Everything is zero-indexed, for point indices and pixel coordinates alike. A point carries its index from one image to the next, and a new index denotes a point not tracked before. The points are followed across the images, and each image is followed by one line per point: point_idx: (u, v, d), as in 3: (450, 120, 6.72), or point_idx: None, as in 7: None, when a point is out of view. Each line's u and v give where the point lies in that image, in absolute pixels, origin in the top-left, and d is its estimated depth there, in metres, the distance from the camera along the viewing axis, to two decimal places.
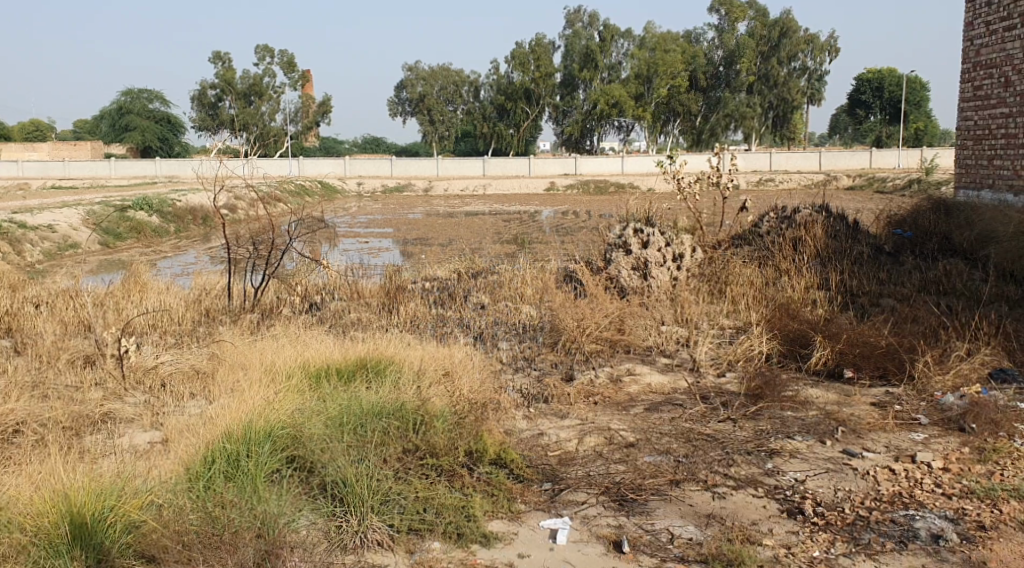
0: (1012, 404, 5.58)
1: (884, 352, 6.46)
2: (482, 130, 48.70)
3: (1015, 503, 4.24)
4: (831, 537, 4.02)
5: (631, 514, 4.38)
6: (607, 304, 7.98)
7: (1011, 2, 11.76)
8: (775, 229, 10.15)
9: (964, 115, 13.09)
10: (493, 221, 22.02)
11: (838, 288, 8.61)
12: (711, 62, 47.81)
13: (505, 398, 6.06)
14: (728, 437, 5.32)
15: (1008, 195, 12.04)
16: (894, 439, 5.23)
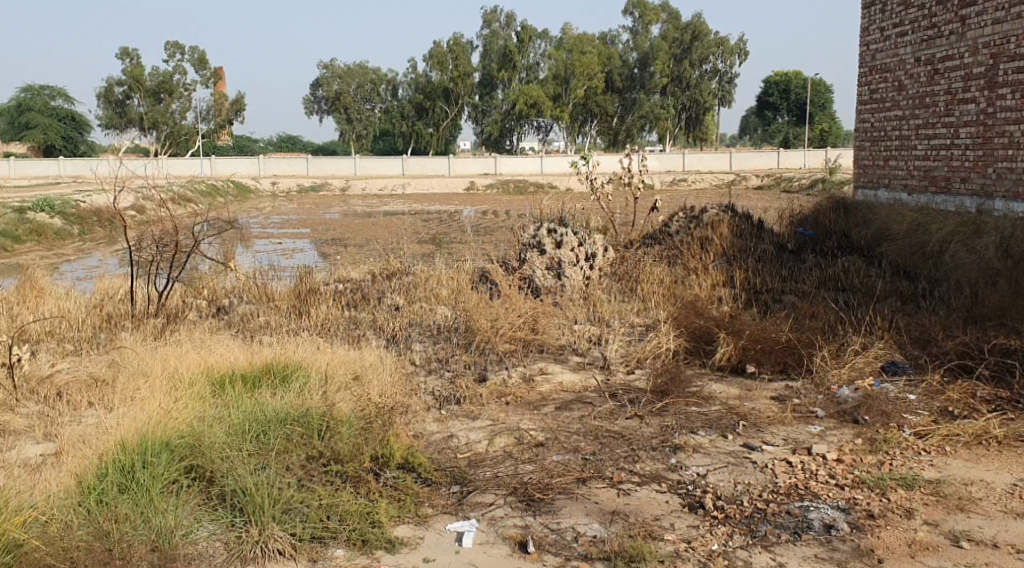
0: (902, 396, 5.82)
1: (784, 348, 6.67)
2: (400, 129, 48.34)
3: (903, 492, 4.42)
4: (729, 531, 4.12)
5: (538, 514, 4.40)
6: (519, 304, 8.01)
7: (902, 9, 12.29)
8: (684, 229, 10.37)
9: (862, 117, 13.61)
10: (412, 221, 21.92)
11: (743, 285, 8.84)
12: (627, 64, 48.53)
13: (415, 401, 6.02)
14: (634, 434, 5.41)
15: (903, 195, 12.53)
16: (792, 432, 5.40)
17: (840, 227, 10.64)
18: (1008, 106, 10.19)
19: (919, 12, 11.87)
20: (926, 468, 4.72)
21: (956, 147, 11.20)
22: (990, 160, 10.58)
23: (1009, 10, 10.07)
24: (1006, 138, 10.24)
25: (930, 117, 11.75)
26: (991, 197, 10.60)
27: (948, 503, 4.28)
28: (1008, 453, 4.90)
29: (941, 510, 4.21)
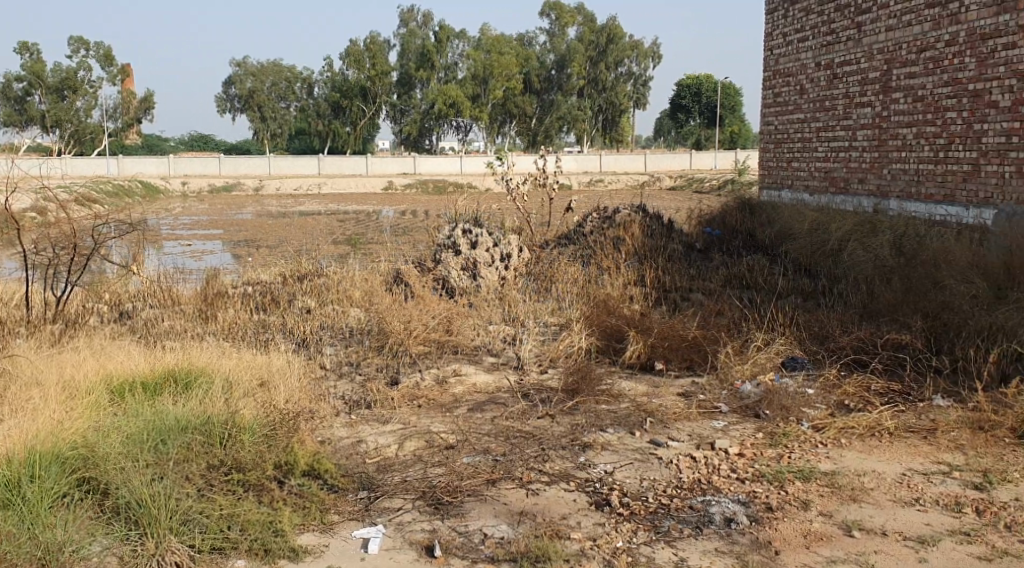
0: (801, 390, 6.02)
1: (691, 345, 6.81)
2: (316, 128, 47.62)
3: (800, 484, 4.55)
4: (634, 527, 4.18)
5: (446, 517, 4.38)
6: (433, 305, 7.96)
7: (802, 15, 12.70)
8: (597, 229, 10.50)
9: (767, 120, 14.01)
10: (328, 221, 21.60)
11: (653, 284, 8.99)
12: (544, 65, 48.85)
13: (324, 405, 5.92)
14: (545, 433, 5.44)
15: (805, 195, 12.96)
16: (697, 428, 5.51)
17: (746, 226, 10.93)
18: (901, 110, 10.62)
19: (819, 18, 12.29)
20: (822, 461, 4.88)
21: (854, 149, 11.63)
22: (884, 161, 11.02)
23: (901, 18, 10.50)
24: (900, 141, 10.68)
25: (830, 120, 12.17)
26: (886, 197, 11.05)
27: (841, 494, 4.43)
28: (898, 444, 5.11)
29: (835, 501, 4.36)
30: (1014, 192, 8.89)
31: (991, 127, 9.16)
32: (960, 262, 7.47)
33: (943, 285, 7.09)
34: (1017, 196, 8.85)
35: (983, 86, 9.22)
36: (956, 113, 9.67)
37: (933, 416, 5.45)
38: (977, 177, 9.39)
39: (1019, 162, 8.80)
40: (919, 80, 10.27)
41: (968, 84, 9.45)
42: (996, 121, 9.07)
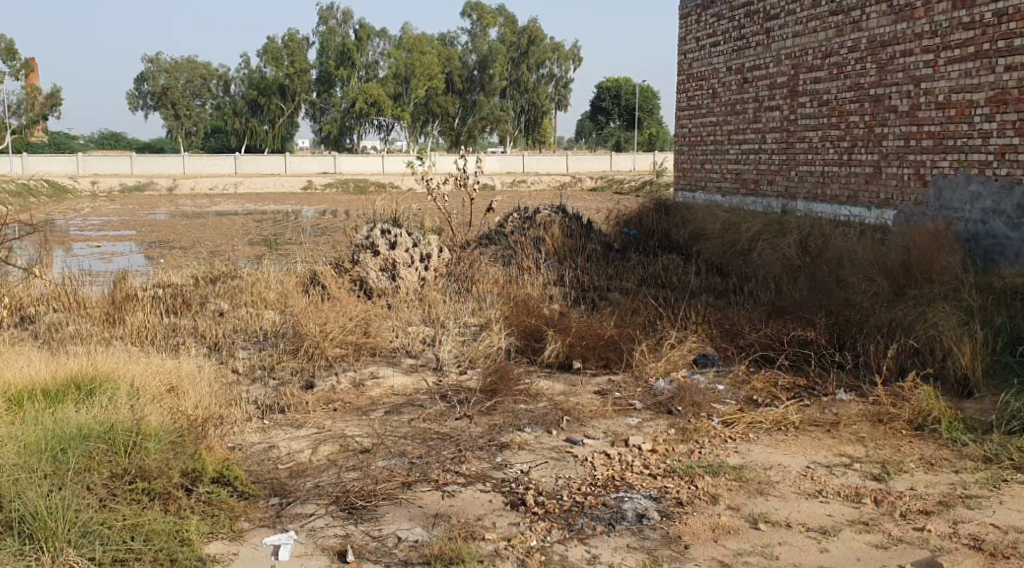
0: (712, 387, 6.16)
1: (608, 344, 6.89)
2: (233, 127, 46.56)
3: (709, 479, 4.66)
4: (548, 526, 4.21)
5: (359, 521, 4.33)
6: (351, 306, 7.86)
7: (714, 21, 13.01)
8: (517, 230, 10.54)
9: (681, 123, 14.29)
10: (245, 221, 21.14)
11: (571, 284, 9.07)
12: (466, 65, 48.81)
13: (236, 411, 5.79)
14: (461, 434, 5.44)
15: (719, 196, 13.25)
16: (612, 425, 5.59)
17: (662, 227, 11.12)
18: (807, 114, 10.97)
19: (730, 24, 12.59)
20: (731, 455, 5.00)
21: (764, 151, 11.95)
22: (792, 163, 11.35)
23: (807, 24, 10.85)
24: (807, 144, 11.02)
25: (741, 123, 12.47)
26: (794, 198, 11.38)
27: (749, 487, 4.55)
28: (803, 437, 5.27)
29: (743, 494, 4.47)
30: (912, 194, 9.26)
31: (890, 131, 9.53)
32: (862, 260, 7.75)
33: (846, 283, 7.34)
34: (915, 197, 9.23)
35: (883, 91, 9.58)
36: (859, 117, 10.03)
37: (836, 410, 5.65)
38: (879, 179, 9.75)
39: (916, 164, 9.18)
40: (823, 85, 10.62)
41: (869, 90, 9.82)
42: (896, 125, 9.43)
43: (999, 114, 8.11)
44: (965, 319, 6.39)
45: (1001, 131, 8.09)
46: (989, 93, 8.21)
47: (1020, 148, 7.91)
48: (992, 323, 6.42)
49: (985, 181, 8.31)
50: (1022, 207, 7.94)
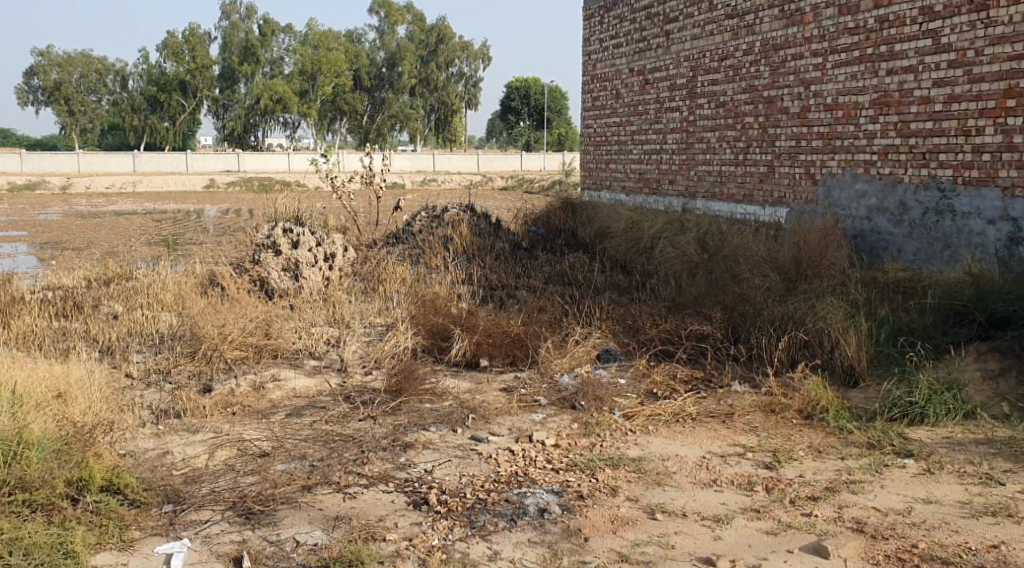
0: (615, 381, 6.26)
1: (513, 341, 6.93)
2: (131, 123, 44.80)
3: (610, 471, 4.74)
4: (450, 524, 4.20)
5: (257, 526, 4.23)
6: (251, 306, 7.66)
7: (617, 22, 13.24)
8: (425, 229, 10.49)
9: (587, 124, 14.47)
10: (143, 221, 20.36)
11: (479, 282, 9.07)
12: (374, 62, 48.16)
13: (129, 416, 5.59)
14: (365, 435, 5.37)
15: (623, 196, 13.46)
16: (516, 422, 5.62)
17: (568, 225, 11.23)
18: (705, 115, 11.26)
19: (631, 26, 12.83)
20: (631, 448, 5.09)
21: (664, 151, 12.20)
22: (691, 163, 11.64)
23: (704, 28, 11.13)
24: (705, 144, 11.30)
25: (643, 124, 12.72)
26: (694, 197, 11.67)
27: (647, 479, 4.64)
28: (701, 428, 5.40)
29: (641, 486, 4.55)
30: (804, 193, 9.61)
31: (783, 132, 9.87)
32: (757, 256, 8.00)
33: (742, 278, 7.57)
34: (806, 195, 9.58)
35: (776, 93, 9.92)
36: (753, 119, 10.35)
37: (732, 401, 5.82)
38: (772, 179, 10.08)
39: (807, 164, 9.53)
40: (720, 87, 10.93)
41: (763, 92, 10.14)
42: (788, 126, 9.77)
43: (882, 116, 8.50)
44: (851, 312, 6.67)
45: (884, 132, 8.48)
46: (873, 95, 8.59)
47: (902, 148, 8.31)
48: (875, 315, 6.72)
49: (870, 180, 8.69)
50: (903, 205, 8.34)
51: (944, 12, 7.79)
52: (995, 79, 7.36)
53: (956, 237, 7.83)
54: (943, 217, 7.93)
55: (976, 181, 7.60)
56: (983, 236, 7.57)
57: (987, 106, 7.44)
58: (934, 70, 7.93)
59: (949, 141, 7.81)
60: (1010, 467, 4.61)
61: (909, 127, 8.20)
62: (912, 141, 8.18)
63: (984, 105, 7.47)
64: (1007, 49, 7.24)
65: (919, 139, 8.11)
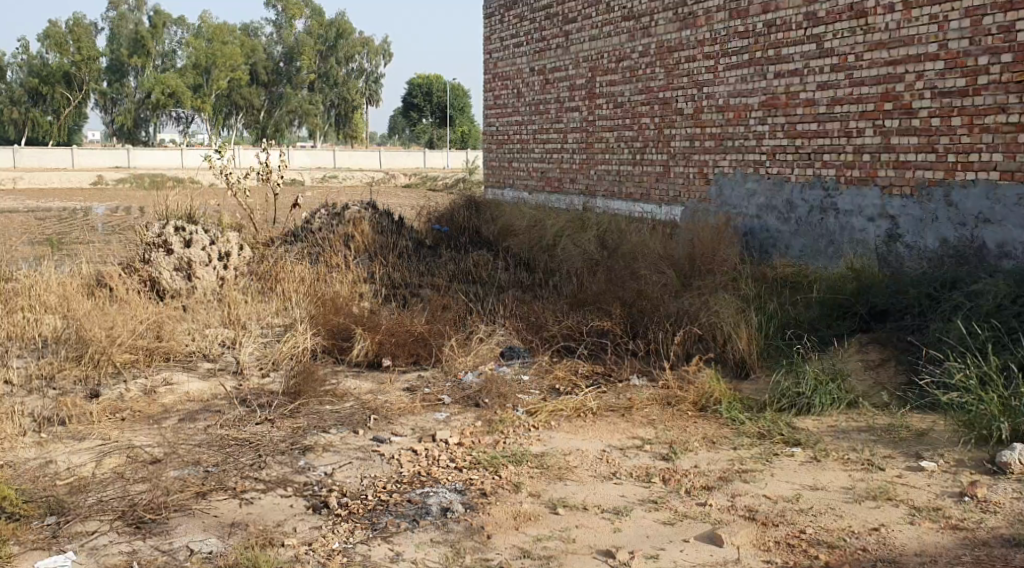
0: (518, 379, 6.30)
1: (415, 340, 6.89)
2: (11, 116, 42.45)
3: (512, 468, 4.76)
4: (351, 527, 4.14)
5: (148, 536, 4.08)
6: (141, 307, 7.37)
7: (517, 21, 13.31)
8: (325, 227, 10.32)
9: (489, 122, 14.51)
10: (24, 219, 19.33)
11: (381, 280, 8.98)
12: (271, 57, 47.04)
13: (8, 425, 5.30)
14: (262, 439, 5.24)
15: (525, 194, 13.55)
16: (419, 421, 5.59)
17: (471, 223, 11.23)
18: (604, 115, 11.44)
19: (531, 25, 12.92)
20: (533, 444, 5.13)
21: (565, 150, 12.35)
22: (591, 163, 11.80)
23: (602, 28, 11.30)
24: (604, 144, 11.48)
25: (544, 123, 12.83)
26: (594, 196, 11.85)
27: (549, 474, 4.69)
28: (601, 422, 5.49)
29: (544, 481, 4.60)
30: (697, 192, 9.88)
31: (677, 132, 10.11)
32: (655, 253, 8.18)
33: (641, 274, 7.73)
34: (700, 194, 9.85)
35: (671, 94, 10.15)
36: (650, 119, 10.57)
37: (631, 395, 5.93)
38: (668, 178, 10.32)
39: (701, 164, 9.79)
40: (618, 88, 11.13)
41: (658, 93, 10.37)
42: (682, 126, 10.03)
43: (770, 118, 8.81)
44: (744, 307, 6.90)
45: (772, 133, 8.79)
46: (762, 98, 8.90)
47: (789, 149, 8.64)
48: (765, 309, 6.96)
49: (759, 179, 9.01)
50: (790, 203, 8.67)
51: (827, 18, 8.13)
52: (874, 83, 7.72)
53: (839, 233, 8.18)
54: (827, 215, 8.28)
55: (857, 180, 7.97)
56: (864, 233, 7.94)
57: (866, 108, 7.81)
58: (818, 73, 8.26)
59: (832, 142, 8.16)
60: (889, 453, 4.85)
61: (795, 129, 8.53)
62: (798, 142, 8.52)
63: (864, 108, 7.83)
64: (884, 54, 7.61)
65: (805, 140, 8.44)
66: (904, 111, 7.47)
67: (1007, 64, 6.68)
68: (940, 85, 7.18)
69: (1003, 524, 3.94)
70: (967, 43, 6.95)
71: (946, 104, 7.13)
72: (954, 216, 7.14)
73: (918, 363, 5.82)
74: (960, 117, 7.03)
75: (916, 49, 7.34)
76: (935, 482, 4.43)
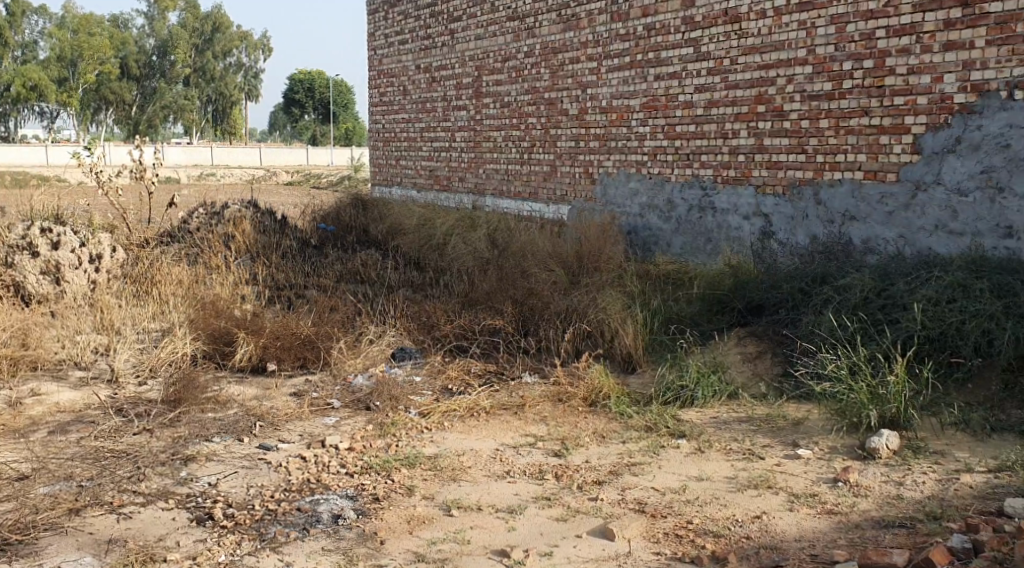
0: (408, 380, 6.24)
1: (302, 342, 6.73)
2: None
3: (405, 471, 4.72)
4: (237, 539, 4.01)
5: (15, 559, 3.84)
6: (4, 313, 6.92)
7: (401, 18, 13.19)
8: (205, 227, 9.96)
9: (374, 119, 14.34)
10: None
11: (264, 282, 8.73)
12: (143, 50, 44.99)
13: None
14: (141, 450, 5.01)
15: (412, 192, 13.45)
16: (307, 426, 5.47)
17: (357, 222, 11.07)
18: (491, 114, 11.48)
19: (416, 22, 12.83)
20: (427, 446, 5.10)
21: (452, 149, 12.34)
22: (479, 162, 11.83)
23: (486, 28, 11.34)
24: (491, 143, 11.53)
25: (431, 121, 12.78)
26: (482, 194, 11.88)
27: (442, 475, 4.67)
28: (493, 421, 5.51)
29: (437, 483, 4.57)
30: (583, 191, 10.05)
31: (563, 132, 10.26)
32: (543, 252, 8.27)
33: (530, 273, 7.80)
34: (586, 193, 10.03)
35: (556, 95, 10.29)
36: (536, 119, 10.68)
37: (522, 393, 5.97)
38: (555, 177, 10.45)
39: (586, 163, 9.96)
40: (504, 87, 11.19)
41: (544, 93, 10.49)
42: (567, 127, 10.18)
43: (651, 119, 9.05)
44: (629, 304, 7.06)
45: (653, 134, 9.04)
46: (643, 99, 9.13)
47: (669, 149, 8.89)
48: (650, 306, 7.14)
49: (642, 179, 9.24)
50: (671, 202, 8.93)
51: (703, 23, 8.40)
52: (748, 86, 8.03)
53: (717, 231, 8.48)
54: (705, 213, 8.57)
55: (732, 180, 8.27)
56: (740, 230, 8.25)
57: (741, 111, 8.12)
58: (695, 76, 8.53)
59: (710, 143, 8.44)
60: (768, 442, 5.06)
61: (675, 130, 8.80)
62: (678, 143, 8.78)
63: (739, 110, 8.14)
64: (757, 59, 7.93)
65: (684, 141, 8.71)
66: (776, 114, 7.80)
67: (869, 70, 7.07)
68: (809, 89, 7.53)
69: (873, 506, 4.17)
70: (833, 49, 7.31)
71: (815, 107, 7.49)
72: (823, 214, 7.50)
73: (792, 355, 6.09)
74: (827, 119, 7.40)
75: (786, 54, 7.67)
76: (810, 469, 4.65)
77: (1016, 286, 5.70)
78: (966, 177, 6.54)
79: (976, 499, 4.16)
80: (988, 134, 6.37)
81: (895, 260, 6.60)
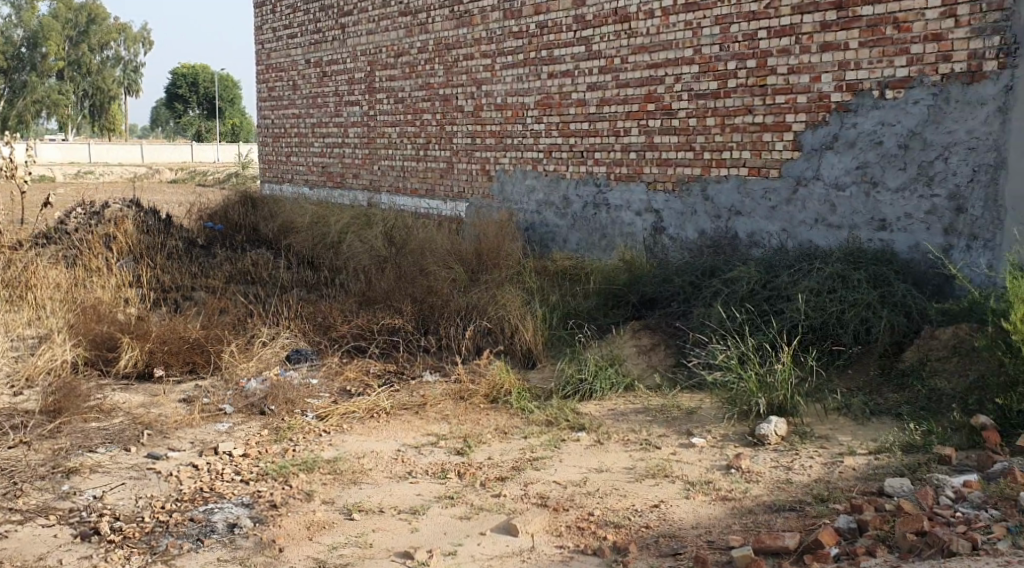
0: (304, 382, 6.11)
1: (191, 346, 6.50)
2: None
3: (303, 476, 4.61)
4: (126, 554, 3.84)
5: None
6: None
7: (290, 12, 12.89)
8: (83, 227, 9.49)
9: (263, 115, 13.96)
10: None
11: (149, 284, 8.39)
12: (10, 41, 42.00)
13: None
14: (17, 464, 4.73)
15: (305, 189, 13.16)
16: (199, 434, 5.28)
17: (247, 222, 10.76)
18: (384, 110, 11.35)
19: (305, 16, 12.56)
20: (326, 449, 5.01)
21: (346, 146, 12.14)
22: (374, 158, 11.68)
23: (378, 23, 11.20)
24: (386, 140, 11.40)
25: (323, 116, 12.53)
26: (378, 191, 11.72)
27: (342, 479, 4.59)
28: (393, 421, 5.45)
29: (337, 488, 4.49)
30: (480, 188, 10.06)
31: (458, 129, 10.24)
32: (440, 249, 8.24)
33: (427, 271, 7.75)
34: (482, 191, 10.04)
35: (451, 91, 10.25)
36: (431, 115, 10.62)
37: (422, 392, 5.94)
38: (452, 174, 10.41)
39: (482, 161, 9.97)
40: (397, 83, 11.08)
41: (438, 90, 10.44)
42: (462, 124, 10.16)
43: (546, 117, 9.14)
44: (526, 300, 7.11)
45: (548, 132, 9.12)
46: (536, 97, 9.20)
47: (563, 147, 9.00)
48: (547, 302, 7.20)
49: (537, 176, 9.32)
50: (566, 198, 9.04)
51: (594, 22, 8.52)
52: (638, 85, 8.20)
53: (610, 227, 8.62)
54: (600, 210, 8.71)
55: (625, 177, 8.43)
56: (633, 226, 8.41)
57: (632, 109, 8.29)
58: (587, 75, 8.66)
59: (603, 141, 8.58)
60: (664, 432, 5.18)
61: (568, 128, 8.91)
62: (571, 141, 8.89)
63: (630, 109, 8.31)
64: (646, 58, 8.10)
65: (578, 138, 8.83)
66: (665, 112, 8.00)
67: (752, 69, 7.33)
68: (696, 88, 7.74)
69: (765, 491, 4.33)
70: (718, 49, 7.54)
71: (702, 105, 7.71)
72: (711, 210, 7.74)
73: (685, 347, 6.26)
74: (714, 117, 7.63)
75: (674, 53, 7.87)
76: (704, 458, 4.79)
77: (890, 276, 6.03)
78: (842, 173, 6.85)
79: (859, 481, 4.37)
80: (862, 132, 6.70)
81: (779, 252, 6.87)
